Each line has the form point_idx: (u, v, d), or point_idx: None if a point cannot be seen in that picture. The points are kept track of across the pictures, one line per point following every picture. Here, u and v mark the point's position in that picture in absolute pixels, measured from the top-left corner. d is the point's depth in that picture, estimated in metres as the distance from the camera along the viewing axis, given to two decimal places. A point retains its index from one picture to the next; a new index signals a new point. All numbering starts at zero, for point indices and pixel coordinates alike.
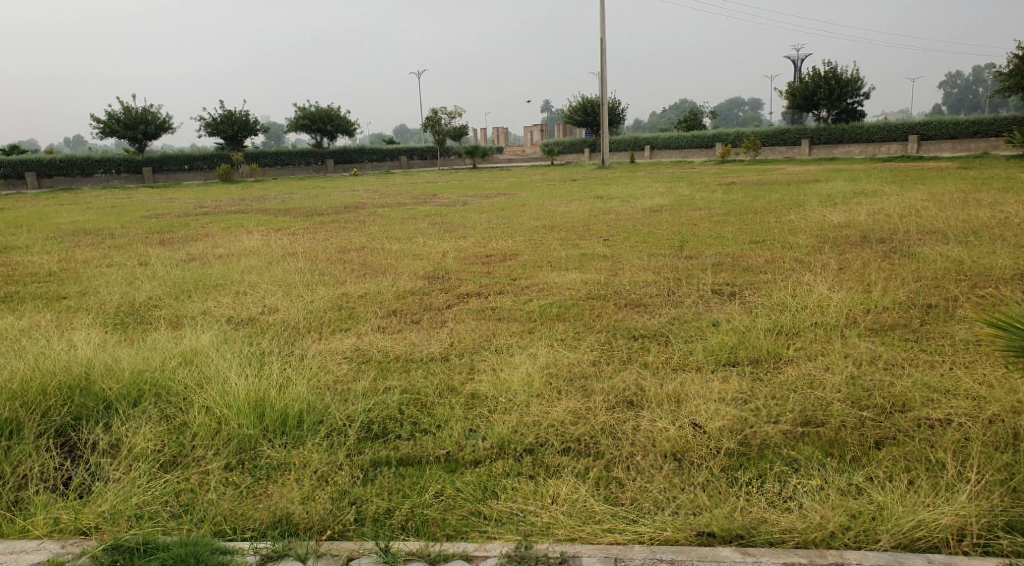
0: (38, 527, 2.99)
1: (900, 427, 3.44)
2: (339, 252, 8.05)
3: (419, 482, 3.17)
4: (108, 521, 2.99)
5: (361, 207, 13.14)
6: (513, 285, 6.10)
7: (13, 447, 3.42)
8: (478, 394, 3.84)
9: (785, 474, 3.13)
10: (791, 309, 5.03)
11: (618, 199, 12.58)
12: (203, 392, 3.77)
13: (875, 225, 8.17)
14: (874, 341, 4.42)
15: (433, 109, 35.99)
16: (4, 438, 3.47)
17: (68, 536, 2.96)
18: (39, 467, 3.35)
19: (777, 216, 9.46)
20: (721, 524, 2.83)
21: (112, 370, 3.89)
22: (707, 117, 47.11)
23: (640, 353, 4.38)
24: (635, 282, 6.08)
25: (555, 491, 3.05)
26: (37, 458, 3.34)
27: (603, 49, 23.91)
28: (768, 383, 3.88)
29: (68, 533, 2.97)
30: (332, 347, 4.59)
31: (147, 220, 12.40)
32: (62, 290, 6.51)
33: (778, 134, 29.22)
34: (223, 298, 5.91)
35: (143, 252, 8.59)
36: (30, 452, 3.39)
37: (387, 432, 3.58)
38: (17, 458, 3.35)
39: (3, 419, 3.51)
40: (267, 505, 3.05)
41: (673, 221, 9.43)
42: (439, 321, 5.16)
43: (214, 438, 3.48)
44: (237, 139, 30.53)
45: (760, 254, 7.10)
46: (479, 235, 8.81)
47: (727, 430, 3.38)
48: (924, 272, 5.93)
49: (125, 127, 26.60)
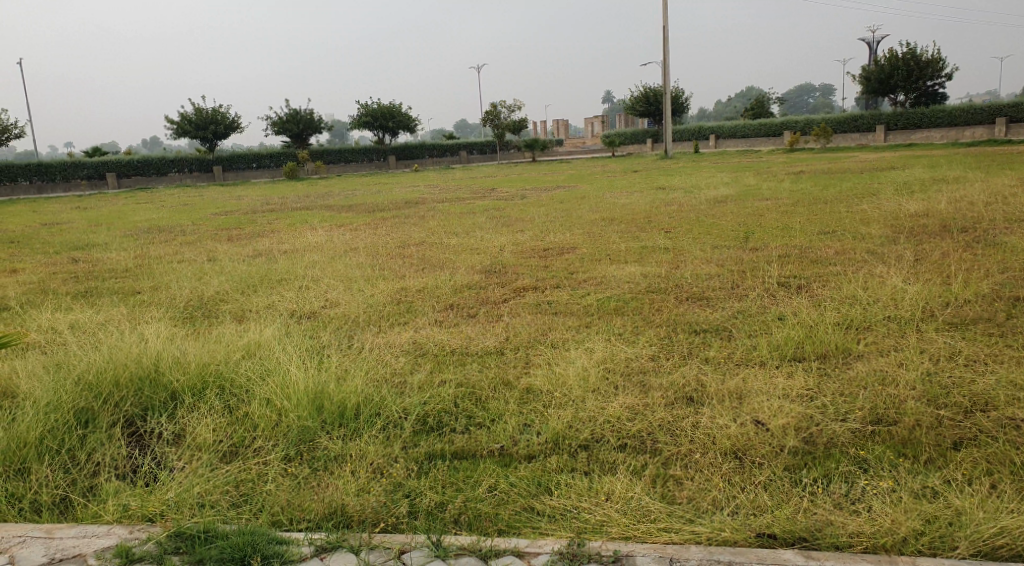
0: (107, 513, 3.04)
1: (981, 428, 3.26)
2: (399, 247, 8.09)
3: (474, 477, 3.14)
4: (172, 508, 3.03)
5: (423, 202, 13.15)
6: (571, 279, 6.03)
7: (87, 435, 3.51)
8: (534, 388, 3.79)
9: (854, 474, 2.99)
10: (862, 302, 4.83)
11: (681, 190, 12.41)
12: (264, 383, 3.80)
13: (954, 213, 7.82)
14: (954, 336, 4.21)
15: (494, 104, 36.01)
16: (79, 426, 3.56)
17: (134, 522, 3.01)
18: (109, 456, 3.42)
19: (848, 205, 9.16)
20: (785, 525, 2.72)
21: (179, 360, 3.97)
22: (777, 105, 45.67)
23: (701, 348, 4.27)
24: (698, 274, 5.93)
25: (611, 488, 2.97)
26: (108, 446, 3.42)
27: (665, 39, 23.57)
28: (836, 379, 3.73)
29: (135, 520, 3.02)
30: (390, 341, 4.60)
31: (218, 217, 12.68)
32: (135, 285, 6.71)
33: (851, 121, 28.34)
34: (287, 293, 5.99)
35: (210, 248, 8.80)
36: (103, 441, 3.47)
37: (442, 425, 3.56)
38: (91, 445, 3.43)
39: (79, 407, 3.61)
40: (322, 496, 3.05)
41: (738, 212, 9.20)
42: (496, 314, 5.13)
43: (275, 429, 3.51)
44: (304, 137, 31.12)
45: (830, 245, 6.86)
46: (539, 228, 8.73)
47: (790, 427, 3.25)
48: (1009, 262, 5.65)
49: (196, 126, 27.33)
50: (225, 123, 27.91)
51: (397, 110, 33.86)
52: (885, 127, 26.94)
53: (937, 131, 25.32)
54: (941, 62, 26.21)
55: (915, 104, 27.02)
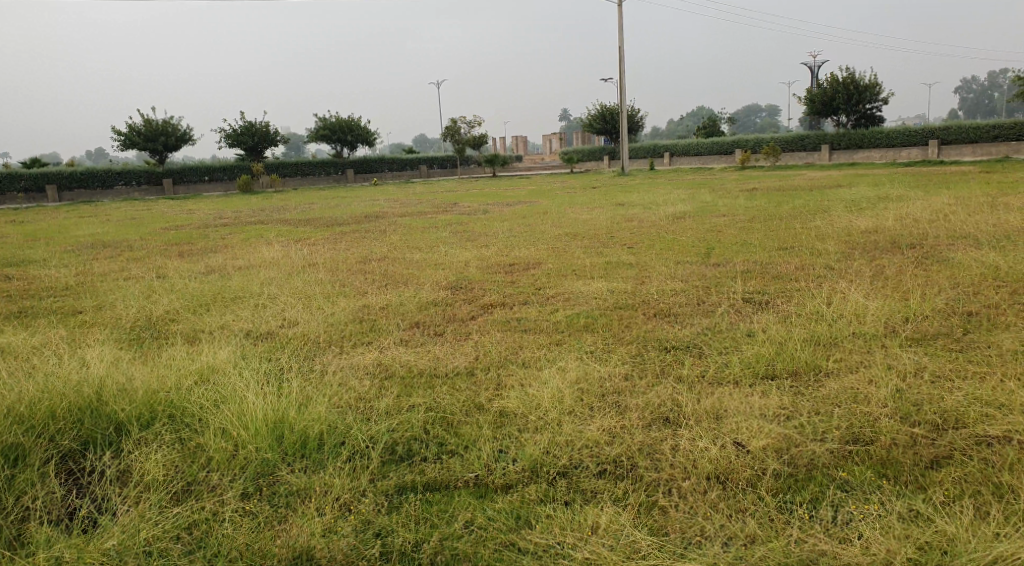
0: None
1: (957, 445, 3.21)
2: (360, 263, 7.92)
3: (448, 510, 3.04)
4: (115, 559, 2.87)
5: (382, 216, 12.97)
6: (538, 295, 5.93)
7: (16, 475, 3.26)
8: (507, 411, 3.68)
9: (838, 496, 2.95)
10: (827, 318, 4.81)
11: (640, 206, 12.45)
12: (220, 411, 3.62)
13: (903, 229, 7.94)
14: (918, 351, 4.20)
15: (451, 119, 35.91)
16: (7, 464, 3.31)
17: None
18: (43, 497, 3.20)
19: (801, 222, 9.27)
20: (778, 558, 2.69)
21: (125, 389, 3.76)
22: (728, 124, 46.35)
23: (673, 366, 4.20)
24: (664, 290, 5.89)
25: (594, 520, 2.89)
26: (41, 487, 3.20)
27: (620, 58, 23.76)
28: (811, 398, 3.69)
29: None
30: (353, 362, 4.45)
31: (167, 232, 12.32)
32: (79, 304, 6.43)
33: (798, 140, 28.87)
34: (242, 312, 5.79)
35: (160, 264, 8.51)
36: (35, 480, 3.24)
37: (412, 453, 3.43)
38: (20, 487, 3.20)
39: (8, 444, 3.35)
40: (286, 538, 2.93)
41: (697, 228, 9.22)
42: (463, 332, 5.01)
43: (230, 462, 3.34)
44: (257, 150, 30.63)
45: (789, 261, 6.89)
46: (502, 243, 8.64)
47: (771, 449, 3.20)
48: (960, 278, 5.72)
49: (145, 138, 26.69)
50: (175, 135, 27.34)
51: (354, 123, 33.56)
52: (829, 147, 27.48)
53: (878, 153, 25.89)
54: (879, 86, 26.86)
55: (856, 125, 27.62)
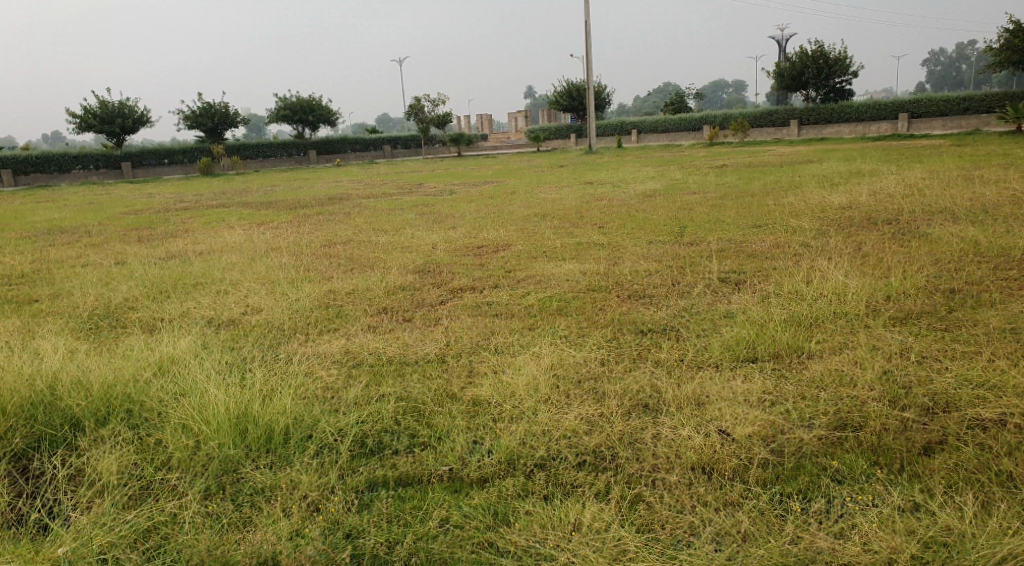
0: None
1: (950, 430, 3.11)
2: (324, 247, 7.69)
3: (422, 507, 2.88)
4: None
5: (348, 198, 12.72)
6: (509, 278, 5.76)
7: None
8: (481, 400, 3.52)
9: (830, 487, 2.85)
10: (807, 298, 4.70)
11: (610, 185, 12.33)
12: (179, 405, 3.42)
13: (877, 205, 7.87)
14: (903, 331, 4.09)
15: (415, 98, 35.29)
16: None
17: None
18: None
19: (774, 198, 9.19)
20: (775, 558, 2.58)
21: (80, 382, 3.54)
22: (695, 102, 46.14)
23: (650, 349, 4.06)
24: (637, 271, 5.75)
25: (576, 517, 2.75)
26: None
27: (586, 33, 23.49)
28: (794, 380, 3.57)
29: None
30: (319, 350, 4.25)
31: (127, 216, 11.97)
32: (33, 292, 6.14)
33: (766, 116, 28.83)
34: (204, 298, 5.55)
35: (119, 250, 8.21)
36: None
37: (383, 447, 3.25)
38: None
39: None
40: (250, 544, 2.75)
41: (670, 206, 9.09)
42: (433, 318, 4.83)
43: (191, 460, 3.14)
44: (218, 131, 29.98)
45: (764, 239, 6.79)
46: (470, 225, 8.43)
47: (757, 438, 3.08)
48: (940, 254, 5.64)
49: (102, 121, 25.92)
50: (133, 117, 26.61)
51: (317, 103, 33.02)
52: (797, 122, 27.50)
53: (847, 127, 25.97)
54: (847, 60, 26.88)
55: (826, 99, 27.62)
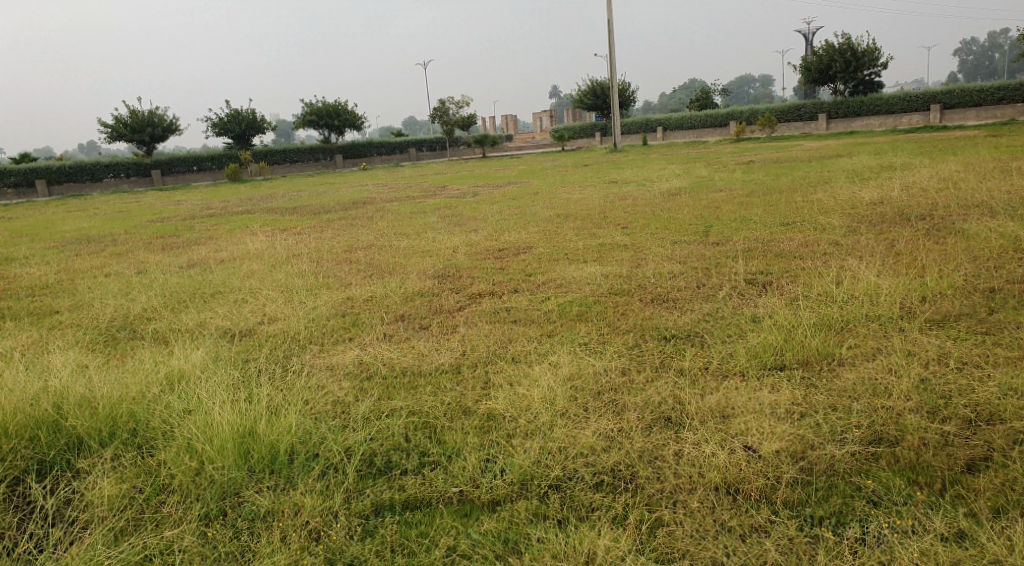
0: None
1: (994, 445, 2.90)
2: (344, 252, 7.59)
3: (428, 534, 2.74)
4: None
5: (371, 202, 12.66)
6: (528, 282, 5.61)
7: None
8: (495, 414, 3.37)
9: (863, 511, 2.67)
10: (838, 300, 4.49)
11: (633, 183, 12.13)
12: (184, 423, 3.31)
13: (910, 199, 7.61)
14: (940, 335, 3.88)
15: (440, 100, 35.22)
16: None
17: None
18: None
19: (802, 194, 8.95)
20: None
21: (86, 399, 3.44)
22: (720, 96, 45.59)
23: (674, 357, 3.89)
24: (661, 273, 5.57)
25: (590, 546, 2.60)
26: None
27: (610, 32, 23.26)
28: (826, 390, 3.38)
29: None
30: (332, 362, 4.13)
31: (153, 223, 12.00)
32: (55, 303, 6.11)
33: (794, 110, 28.38)
34: (221, 308, 5.47)
35: (142, 259, 8.18)
36: None
37: (392, 466, 3.12)
38: None
39: None
40: None
41: (695, 205, 8.89)
42: (449, 325, 4.69)
43: (194, 482, 3.03)
44: (246, 137, 30.17)
45: (792, 237, 6.58)
46: (491, 228, 8.30)
47: (786, 454, 2.91)
48: (978, 250, 5.39)
49: (133, 130, 26.17)
50: (163, 126, 26.84)
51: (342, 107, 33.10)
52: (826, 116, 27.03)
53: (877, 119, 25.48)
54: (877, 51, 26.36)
55: (854, 91, 27.12)
